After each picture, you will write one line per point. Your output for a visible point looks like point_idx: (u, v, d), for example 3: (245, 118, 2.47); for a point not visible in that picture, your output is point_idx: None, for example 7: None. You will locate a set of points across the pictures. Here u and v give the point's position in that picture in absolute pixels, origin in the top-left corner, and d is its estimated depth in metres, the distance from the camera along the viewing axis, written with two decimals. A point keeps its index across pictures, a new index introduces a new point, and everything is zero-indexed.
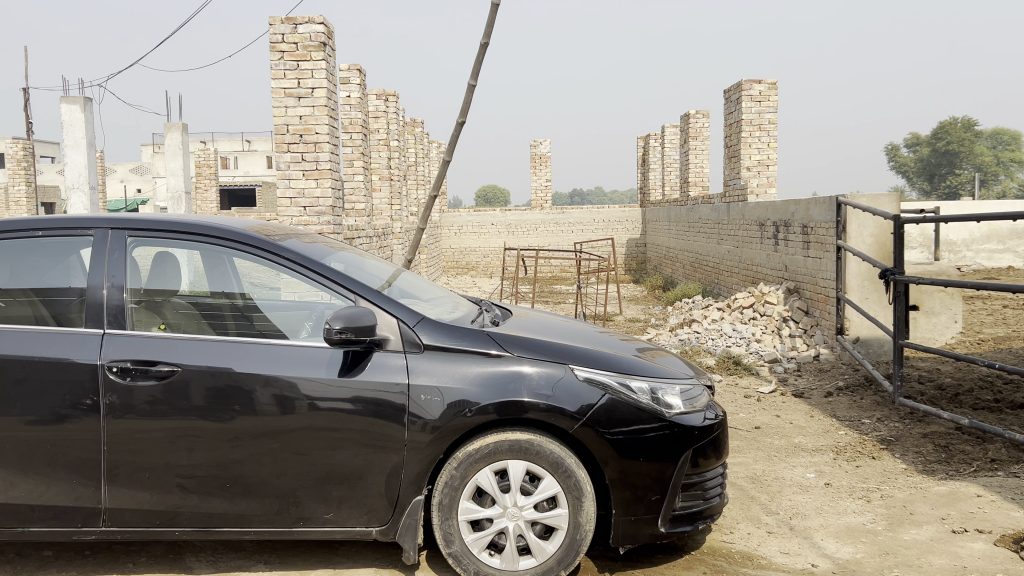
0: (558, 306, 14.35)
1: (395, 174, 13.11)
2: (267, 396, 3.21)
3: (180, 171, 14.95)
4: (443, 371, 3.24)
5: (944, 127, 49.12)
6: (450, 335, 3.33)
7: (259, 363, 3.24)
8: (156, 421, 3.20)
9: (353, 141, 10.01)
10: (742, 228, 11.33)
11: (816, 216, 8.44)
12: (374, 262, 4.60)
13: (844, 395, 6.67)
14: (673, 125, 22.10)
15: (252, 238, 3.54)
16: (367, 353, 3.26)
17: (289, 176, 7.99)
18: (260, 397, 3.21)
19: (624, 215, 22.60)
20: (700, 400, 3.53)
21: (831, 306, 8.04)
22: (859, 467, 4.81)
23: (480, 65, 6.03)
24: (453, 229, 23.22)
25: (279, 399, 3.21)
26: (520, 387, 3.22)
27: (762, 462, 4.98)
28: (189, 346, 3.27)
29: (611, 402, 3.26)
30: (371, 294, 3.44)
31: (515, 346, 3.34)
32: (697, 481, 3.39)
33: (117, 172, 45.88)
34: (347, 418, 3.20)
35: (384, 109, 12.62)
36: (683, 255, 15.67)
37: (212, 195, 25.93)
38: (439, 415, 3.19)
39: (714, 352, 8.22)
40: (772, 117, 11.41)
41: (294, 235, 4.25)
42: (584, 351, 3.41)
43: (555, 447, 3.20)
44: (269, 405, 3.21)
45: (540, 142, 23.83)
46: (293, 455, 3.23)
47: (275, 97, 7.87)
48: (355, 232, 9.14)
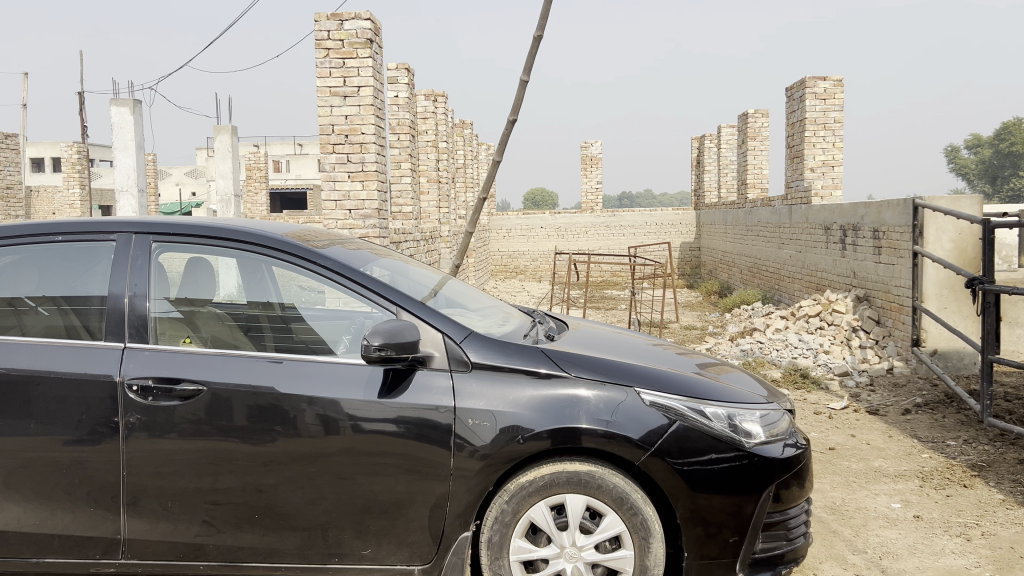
0: (610, 312, 13.94)
1: (443, 176, 12.85)
2: (312, 416, 2.91)
3: (229, 174, 14.86)
4: (494, 393, 2.90)
5: (1009, 127, 47.41)
6: (500, 353, 3.00)
7: (307, 383, 2.95)
8: (191, 441, 2.92)
9: (401, 142, 9.76)
10: (806, 232, 10.82)
11: (888, 219, 7.95)
12: (422, 270, 4.29)
13: (924, 413, 6.17)
14: (729, 125, 21.49)
15: (287, 244, 3.25)
16: (409, 371, 2.95)
17: (334, 177, 7.74)
18: (304, 417, 2.91)
19: (677, 217, 22.05)
20: (779, 425, 3.15)
21: (905, 315, 7.53)
22: (950, 497, 4.35)
23: (533, 59, 5.70)
24: (502, 233, 22.97)
25: (323, 420, 2.91)
26: (578, 411, 2.87)
27: (840, 489, 4.55)
28: (223, 362, 2.99)
29: (682, 429, 2.90)
30: (413, 305, 3.11)
31: (572, 366, 3.00)
32: (779, 520, 3.00)
33: (172, 176, 46.58)
34: (395, 443, 2.88)
35: (433, 109, 12.34)
36: (740, 259, 15.15)
37: (262, 198, 25.95)
38: (490, 441, 2.86)
39: (779, 364, 7.77)
40: (839, 115, 10.87)
41: (336, 240, 3.96)
42: (649, 372, 3.06)
43: (619, 481, 2.85)
44: (315, 425, 2.91)
45: (591, 144, 23.39)
46: (335, 482, 2.92)
47: (320, 96, 7.64)
48: (402, 237, 8.87)
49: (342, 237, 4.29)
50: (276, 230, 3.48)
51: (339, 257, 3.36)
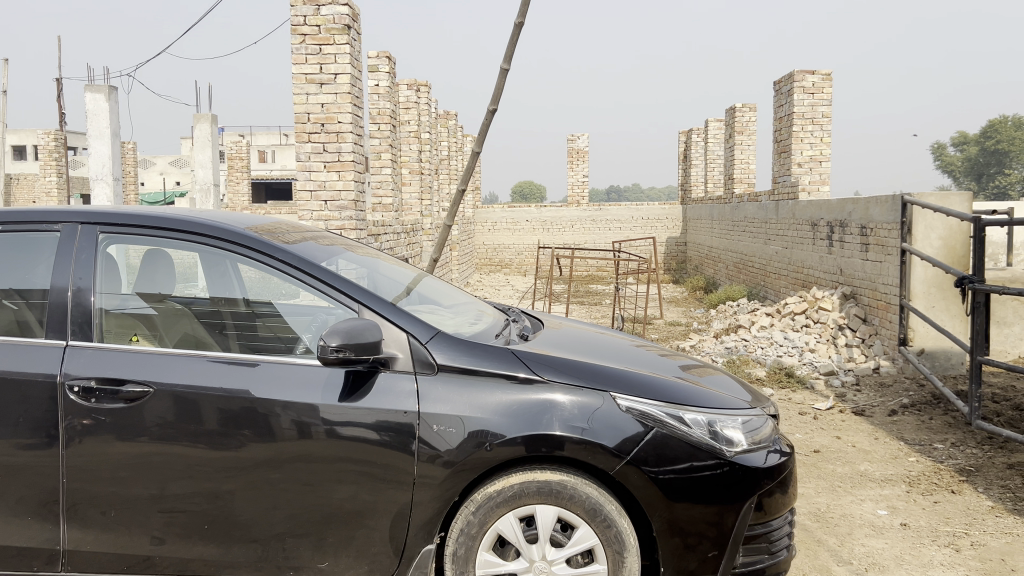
0: (594, 307, 13.80)
1: (425, 167, 12.65)
2: (287, 421, 2.73)
3: (208, 164, 14.60)
4: (461, 398, 2.73)
5: (994, 125, 47.56)
6: (469, 354, 2.83)
7: (276, 386, 2.77)
8: (156, 446, 2.74)
9: (381, 132, 9.55)
10: (793, 228, 10.70)
11: (876, 216, 7.83)
12: (394, 265, 4.11)
13: (911, 414, 6.05)
14: (717, 120, 21.35)
15: (243, 236, 3.05)
16: (371, 374, 2.77)
17: (309, 167, 7.54)
18: (279, 421, 2.73)
19: (664, 212, 21.94)
20: (762, 432, 3.00)
21: (892, 314, 7.42)
22: (937, 504, 4.21)
23: (514, 47, 5.52)
24: (487, 226, 22.78)
25: (298, 425, 2.73)
26: (550, 417, 2.70)
27: (825, 494, 4.40)
28: (193, 365, 2.81)
29: (660, 436, 2.74)
30: (376, 303, 2.93)
31: (545, 368, 2.83)
32: (762, 532, 2.85)
33: (155, 165, 46.10)
34: (372, 450, 2.71)
35: (415, 100, 12.13)
36: (726, 255, 15.04)
37: (244, 187, 25.63)
38: (456, 449, 2.69)
39: (764, 362, 7.64)
40: (827, 110, 10.73)
41: (304, 233, 3.78)
42: (626, 375, 2.90)
43: (592, 491, 2.69)
44: (290, 430, 2.73)
45: (578, 136, 23.19)
46: (293, 490, 2.75)
47: (295, 83, 7.43)
48: (380, 229, 8.69)
49: (312, 230, 4.11)
50: (239, 223, 3.31)
51: (302, 250, 3.18)
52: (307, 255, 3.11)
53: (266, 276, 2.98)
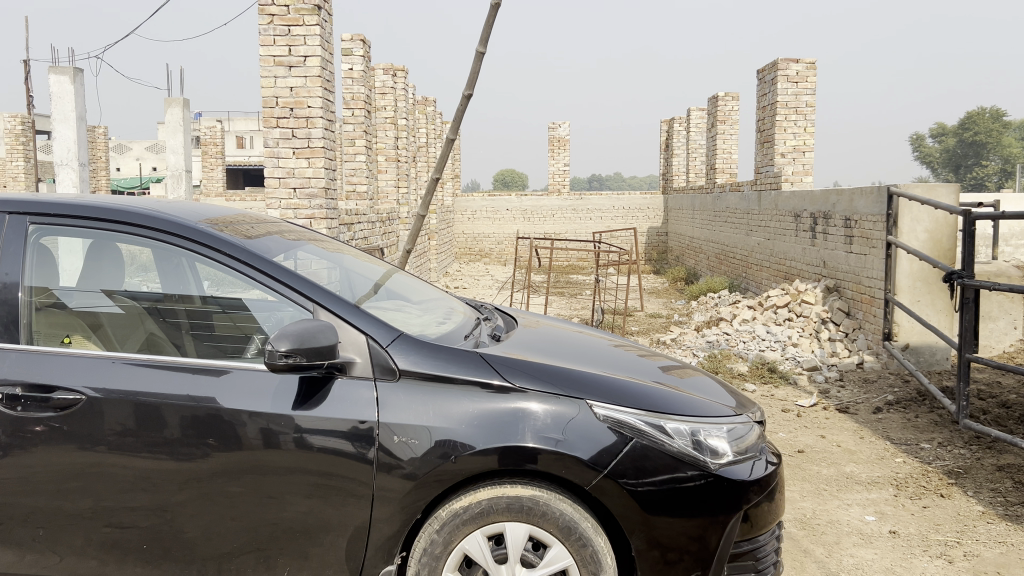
0: (575, 298, 13.62)
1: (402, 154, 12.38)
2: (253, 430, 2.51)
3: (180, 149, 14.21)
4: (424, 407, 2.52)
5: (971, 116, 47.86)
6: (434, 358, 2.61)
7: (238, 393, 2.54)
8: (91, 457, 2.51)
9: (356, 117, 9.29)
10: (776, 219, 10.57)
11: (861, 207, 7.67)
12: (362, 258, 3.87)
13: (896, 411, 5.91)
14: (699, 109, 21.17)
15: (192, 229, 2.81)
16: (326, 380, 2.55)
17: (278, 154, 7.26)
18: (245, 430, 2.51)
19: (645, 202, 21.84)
20: (746, 440, 2.81)
21: (876, 308, 7.28)
22: (926, 509, 4.06)
23: (490, 30, 5.29)
24: (467, 215, 22.49)
25: (265, 434, 2.51)
26: (522, 428, 2.49)
27: (810, 498, 4.23)
28: (155, 372, 2.58)
29: (639, 448, 2.54)
30: (335, 302, 2.70)
31: (516, 374, 2.62)
32: (747, 549, 2.66)
33: (131, 150, 45.35)
34: (344, 462, 2.48)
35: (391, 85, 11.87)
36: (707, 246, 14.92)
37: (218, 173, 25.13)
38: (420, 461, 2.47)
39: (746, 357, 7.49)
40: (810, 99, 10.55)
41: (266, 225, 3.54)
42: (602, 380, 2.69)
43: (566, 507, 2.49)
44: (256, 440, 2.51)
45: (559, 124, 22.88)
46: (245, 505, 2.52)
47: (263, 65, 7.15)
48: (353, 218, 8.43)
49: (275, 220, 3.86)
50: (194, 215, 3.06)
51: (258, 245, 2.94)
52: (260, 250, 2.86)
53: (217, 273, 2.75)
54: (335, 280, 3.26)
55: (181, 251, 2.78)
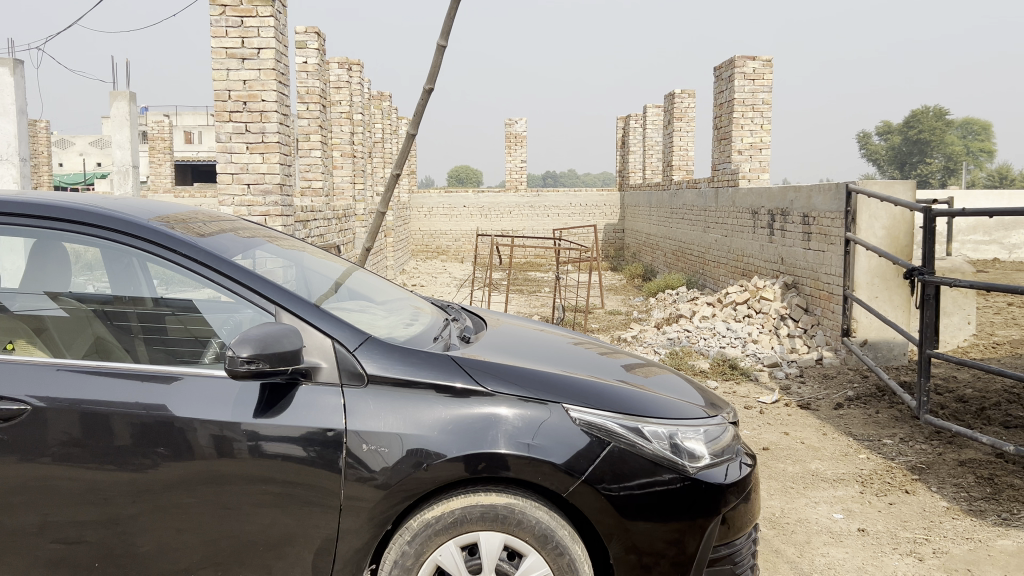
0: (534, 296, 13.55)
1: (358, 150, 12.17)
2: (205, 437, 2.38)
3: (127, 144, 13.79)
4: (393, 414, 2.41)
5: (916, 115, 48.99)
6: (403, 362, 2.50)
7: (194, 400, 2.41)
8: (33, 471, 2.35)
9: (310, 112, 9.09)
10: (733, 216, 10.64)
11: (819, 204, 7.72)
12: (318, 254, 3.73)
13: (857, 407, 5.95)
14: (655, 106, 21.25)
15: (144, 229, 2.65)
16: (290, 386, 2.43)
17: (230, 149, 7.06)
18: (197, 437, 2.38)
19: (602, 199, 21.93)
20: (721, 441, 2.75)
21: (835, 304, 7.33)
22: (893, 506, 4.06)
23: (451, 22, 5.18)
24: (423, 211, 22.28)
25: (218, 441, 2.38)
26: (495, 433, 2.40)
27: (778, 497, 4.21)
28: (103, 379, 2.44)
29: (616, 453, 2.47)
30: (297, 306, 2.57)
31: (488, 378, 2.53)
32: (726, 553, 2.60)
33: (76, 145, 44.12)
34: (307, 471, 2.37)
35: (347, 79, 11.66)
36: (664, 242, 14.99)
37: (167, 169, 24.59)
38: (390, 470, 2.37)
39: (707, 354, 7.49)
40: (767, 97, 10.60)
41: (218, 222, 3.38)
42: (576, 382, 2.61)
43: (542, 515, 2.40)
44: (208, 448, 2.37)
45: (515, 121, 22.75)
46: (201, 518, 2.38)
47: (215, 58, 6.93)
48: (309, 215, 8.26)
49: (231, 218, 3.70)
50: (143, 213, 2.89)
51: (213, 244, 2.79)
52: (216, 249, 2.72)
53: (173, 276, 2.60)
54: (292, 279, 3.13)
55: (131, 252, 2.61)
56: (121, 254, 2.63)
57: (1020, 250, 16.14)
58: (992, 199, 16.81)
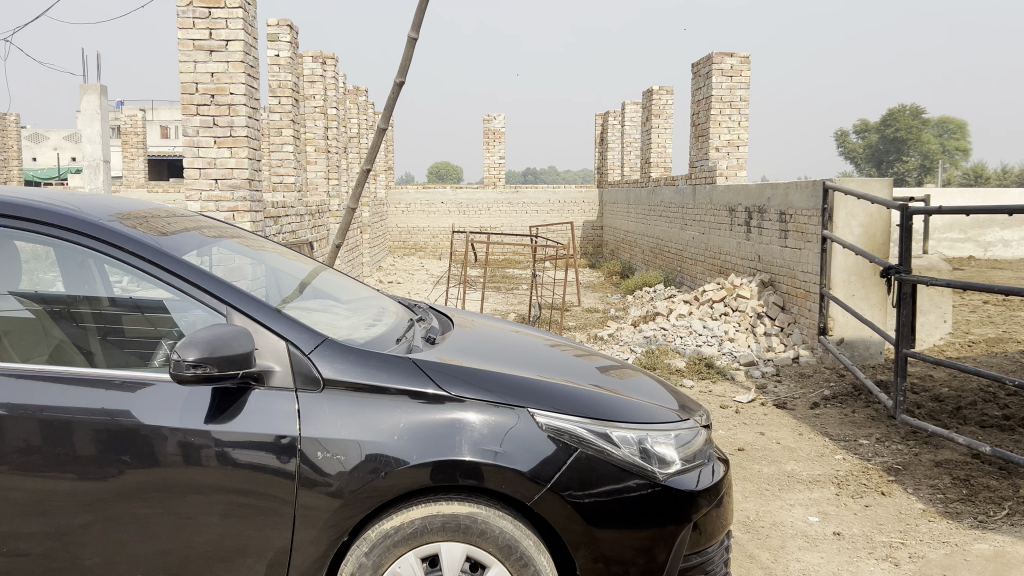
0: (511, 293, 13.46)
1: (332, 145, 12.01)
2: (172, 445, 2.26)
3: (98, 138, 13.52)
4: (350, 420, 2.30)
5: (893, 113, 49.34)
6: (362, 365, 2.40)
7: (159, 406, 2.29)
8: None
9: (282, 106, 8.94)
10: (711, 213, 10.60)
11: (796, 201, 7.67)
12: (286, 255, 3.60)
13: (833, 407, 5.90)
14: (634, 103, 21.21)
15: (100, 228, 2.52)
16: (241, 391, 2.32)
17: (198, 143, 6.90)
18: (164, 445, 2.26)
19: (580, 196, 21.88)
20: (693, 445, 2.67)
21: (811, 302, 7.29)
22: (868, 508, 4.00)
23: (422, 15, 5.06)
24: (400, 208, 22.12)
25: (184, 448, 2.26)
26: (459, 440, 2.30)
27: (752, 499, 4.14)
28: (63, 385, 2.31)
29: (583, 459, 2.37)
30: (253, 309, 2.45)
31: (451, 382, 2.43)
32: (697, 562, 2.52)
33: (49, 139, 43.47)
34: (265, 480, 2.26)
35: (321, 73, 11.48)
36: (642, 240, 14.95)
37: (140, 164, 24.27)
38: (348, 479, 2.26)
39: (683, 352, 7.43)
40: (745, 94, 10.55)
41: (183, 219, 3.25)
42: (544, 386, 2.52)
43: (507, 525, 2.31)
44: (174, 455, 2.26)
45: (493, 117, 22.60)
46: (161, 528, 2.26)
47: (181, 49, 6.77)
48: (281, 212, 8.12)
49: (197, 215, 3.57)
50: (102, 211, 2.78)
51: (167, 242, 2.67)
52: (168, 247, 2.59)
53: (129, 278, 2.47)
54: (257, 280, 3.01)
55: (84, 251, 2.50)
56: (76, 254, 2.51)
57: (995, 248, 16.27)
58: (968, 197, 16.92)
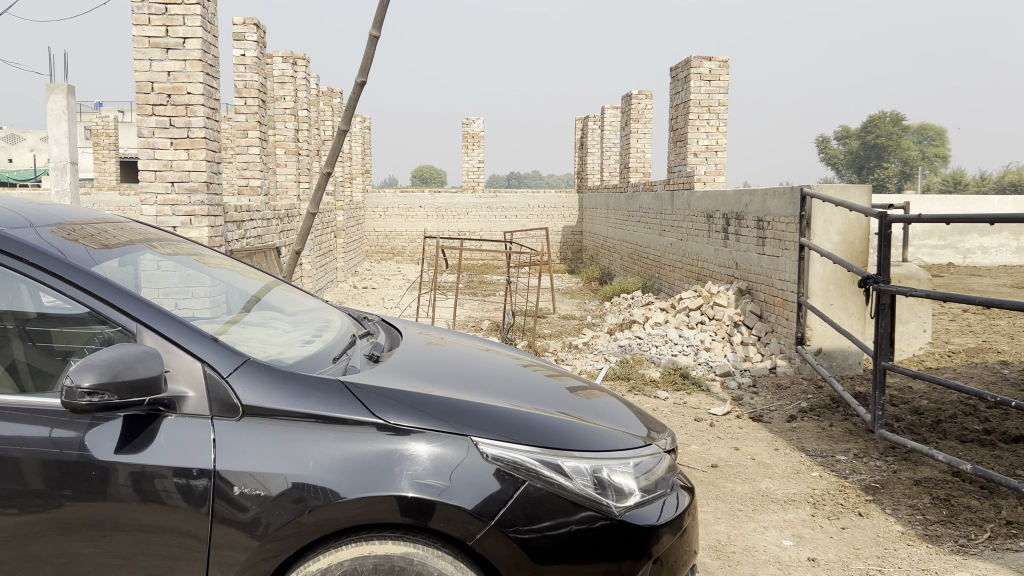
0: (487, 299, 13.26)
1: (304, 147, 11.78)
2: (125, 477, 2.05)
3: (64, 139, 13.19)
4: (272, 452, 2.08)
5: (873, 120, 49.58)
6: (289, 391, 2.18)
7: (107, 435, 2.08)
8: None
9: (248, 107, 8.74)
10: (688, 219, 10.47)
11: (773, 208, 7.52)
12: (243, 271, 3.33)
13: (810, 420, 5.73)
14: (614, 107, 21.06)
15: (33, 247, 2.27)
16: (150, 419, 2.11)
17: (154, 144, 6.67)
18: (116, 478, 2.05)
19: (560, 200, 21.74)
20: (655, 474, 2.47)
21: (789, 311, 7.13)
22: (845, 530, 3.83)
23: (384, 12, 4.85)
24: (378, 211, 21.86)
25: (136, 480, 2.05)
26: (396, 474, 2.09)
27: (724, 521, 3.95)
28: (8, 415, 2.09)
29: (529, 492, 2.16)
30: (183, 331, 2.23)
31: (389, 408, 2.22)
32: None
33: (25, 141, 42.92)
34: (190, 517, 2.04)
35: (291, 74, 11.24)
36: (621, 246, 14.80)
37: (112, 166, 23.90)
38: (272, 515, 2.04)
39: (658, 362, 7.25)
40: (723, 98, 10.39)
41: (123, 228, 3.02)
42: (493, 412, 2.32)
43: (445, 565, 2.11)
44: (125, 488, 2.04)
45: (472, 120, 22.33)
46: (95, 568, 2.04)
47: (137, 46, 6.53)
48: (244, 216, 7.89)
49: (140, 222, 3.30)
50: (33, 220, 2.56)
51: (94, 258, 2.44)
52: (94, 265, 2.37)
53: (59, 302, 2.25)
54: (204, 297, 2.78)
55: (14, 274, 2.25)
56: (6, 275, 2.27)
57: (974, 255, 16.23)
58: (947, 204, 16.89)
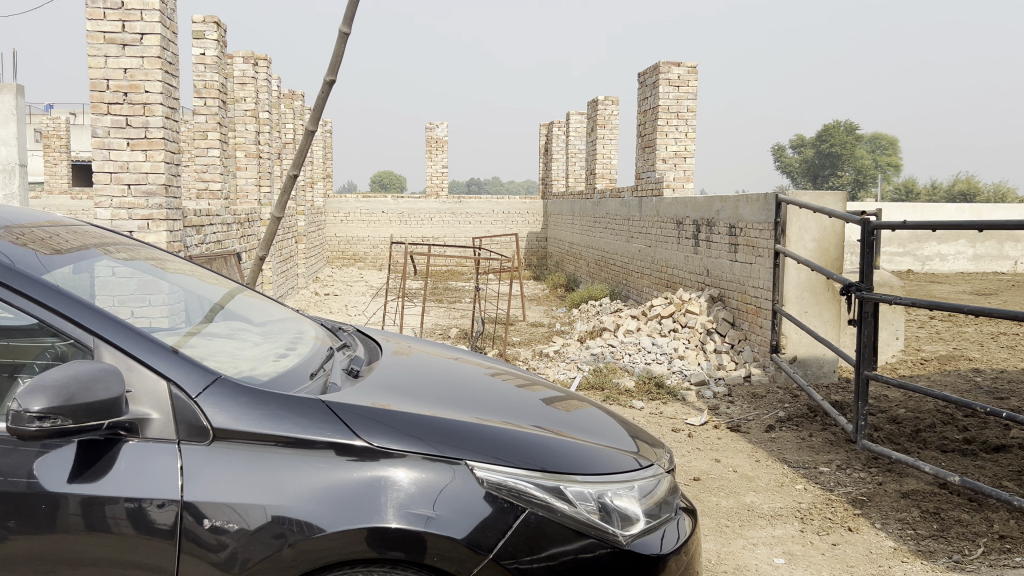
0: (453, 306, 13.07)
1: (265, 149, 11.48)
2: (75, 507, 1.83)
3: (13, 141, 12.69)
4: (247, 480, 1.88)
5: (828, 129, 50.43)
6: (263, 412, 1.97)
7: (58, 464, 1.86)
8: None
9: (208, 108, 8.47)
10: (657, 225, 10.39)
11: (745, 214, 7.45)
12: (203, 276, 3.10)
13: (789, 429, 5.64)
14: (579, 114, 21.00)
15: None
16: (108, 446, 1.89)
17: (109, 144, 6.37)
18: (65, 509, 1.83)
19: (524, 207, 21.63)
20: (657, 496, 2.31)
21: (762, 319, 7.05)
22: (836, 547, 3.71)
23: (354, 9, 4.66)
24: (339, 216, 21.50)
25: (89, 511, 1.83)
26: (383, 502, 1.90)
27: (713, 538, 3.81)
28: None
29: (530, 519, 1.99)
30: (142, 345, 2.01)
31: (374, 430, 2.02)
32: None
33: None
34: (152, 551, 1.82)
35: (252, 74, 10.95)
36: (587, 252, 14.72)
37: (63, 169, 23.21)
38: (248, 549, 1.83)
39: (632, 370, 7.12)
40: (691, 104, 10.33)
41: (76, 231, 2.78)
42: (487, 432, 2.14)
43: None
44: (75, 519, 1.83)
45: (436, 125, 22.06)
46: None
47: (91, 42, 6.25)
48: (203, 220, 7.61)
49: (90, 225, 3.05)
50: None
51: (43, 263, 2.21)
52: (42, 271, 2.14)
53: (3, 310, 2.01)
54: (165, 306, 2.56)
55: None
56: None
57: (932, 262, 16.46)
58: (905, 211, 17.12)
